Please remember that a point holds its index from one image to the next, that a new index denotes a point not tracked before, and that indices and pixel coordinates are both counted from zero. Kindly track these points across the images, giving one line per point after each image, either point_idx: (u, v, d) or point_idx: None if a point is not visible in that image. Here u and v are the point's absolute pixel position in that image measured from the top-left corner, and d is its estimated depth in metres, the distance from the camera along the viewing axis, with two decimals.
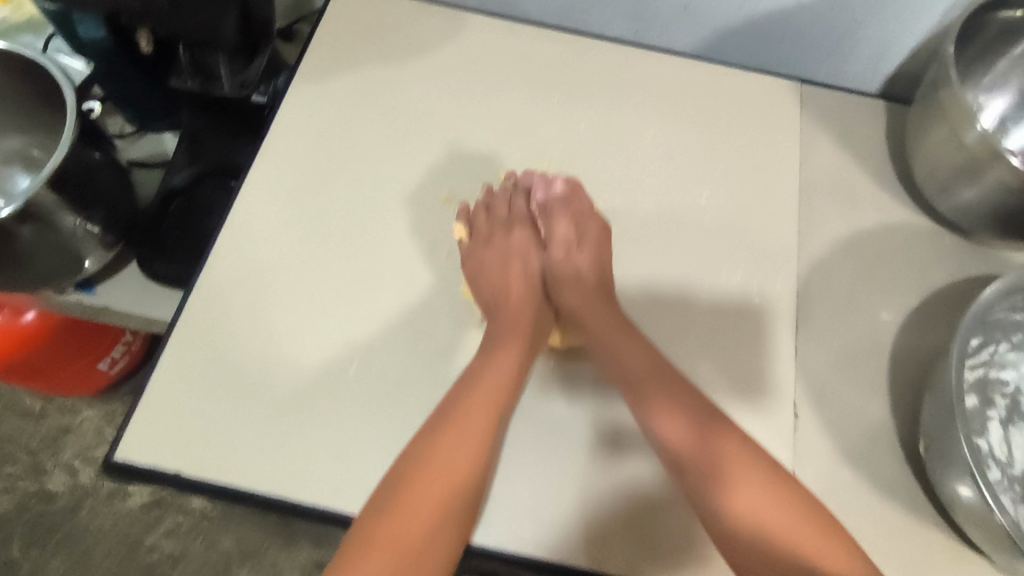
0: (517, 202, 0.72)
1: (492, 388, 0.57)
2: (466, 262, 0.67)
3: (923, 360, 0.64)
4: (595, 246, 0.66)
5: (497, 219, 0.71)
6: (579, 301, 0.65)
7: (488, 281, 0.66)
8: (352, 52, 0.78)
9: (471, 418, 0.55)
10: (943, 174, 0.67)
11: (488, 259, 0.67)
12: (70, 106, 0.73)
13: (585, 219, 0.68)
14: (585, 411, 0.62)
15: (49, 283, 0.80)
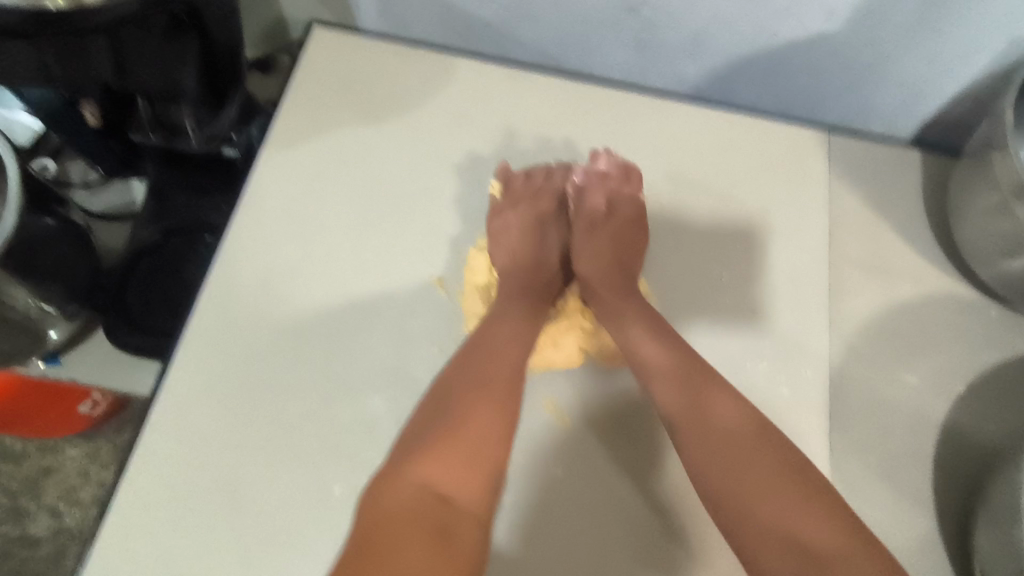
0: (558, 174, 0.68)
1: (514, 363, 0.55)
2: (490, 221, 0.66)
3: (968, 455, 0.58)
4: (622, 233, 0.65)
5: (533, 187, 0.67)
6: (595, 271, 0.63)
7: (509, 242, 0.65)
8: (333, 105, 0.70)
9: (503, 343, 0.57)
10: (990, 243, 0.60)
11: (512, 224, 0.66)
12: (13, 173, 0.66)
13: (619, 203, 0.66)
14: (597, 511, 0.57)
15: (13, 359, 0.73)
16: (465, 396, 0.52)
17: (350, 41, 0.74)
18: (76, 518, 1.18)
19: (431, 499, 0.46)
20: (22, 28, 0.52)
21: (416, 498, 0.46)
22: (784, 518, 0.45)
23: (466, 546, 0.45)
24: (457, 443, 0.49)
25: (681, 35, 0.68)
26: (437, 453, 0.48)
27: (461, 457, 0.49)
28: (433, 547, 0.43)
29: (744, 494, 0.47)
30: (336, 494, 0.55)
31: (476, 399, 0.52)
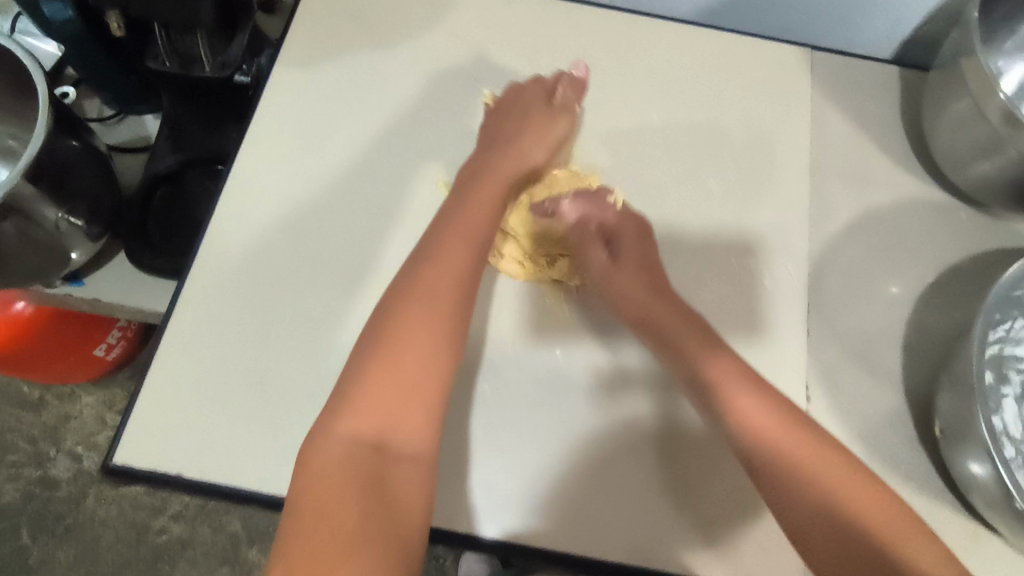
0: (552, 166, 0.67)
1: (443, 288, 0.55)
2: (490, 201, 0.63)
3: (936, 340, 0.63)
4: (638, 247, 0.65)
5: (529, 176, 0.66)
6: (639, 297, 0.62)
7: (487, 142, 0.67)
8: (339, 30, 0.74)
9: (445, 269, 0.56)
10: (962, 145, 0.64)
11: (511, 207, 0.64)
12: (43, 94, 0.70)
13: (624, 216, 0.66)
14: (609, 445, 0.58)
15: (40, 278, 0.77)
16: (398, 332, 0.53)
17: None
18: (95, 461, 1.24)
19: (366, 449, 0.48)
20: None
21: (349, 453, 0.48)
22: (827, 492, 0.50)
23: (400, 496, 0.48)
24: (393, 392, 0.50)
25: None
26: (371, 398, 0.50)
27: (392, 408, 0.50)
28: (359, 500, 0.46)
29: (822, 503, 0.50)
30: None
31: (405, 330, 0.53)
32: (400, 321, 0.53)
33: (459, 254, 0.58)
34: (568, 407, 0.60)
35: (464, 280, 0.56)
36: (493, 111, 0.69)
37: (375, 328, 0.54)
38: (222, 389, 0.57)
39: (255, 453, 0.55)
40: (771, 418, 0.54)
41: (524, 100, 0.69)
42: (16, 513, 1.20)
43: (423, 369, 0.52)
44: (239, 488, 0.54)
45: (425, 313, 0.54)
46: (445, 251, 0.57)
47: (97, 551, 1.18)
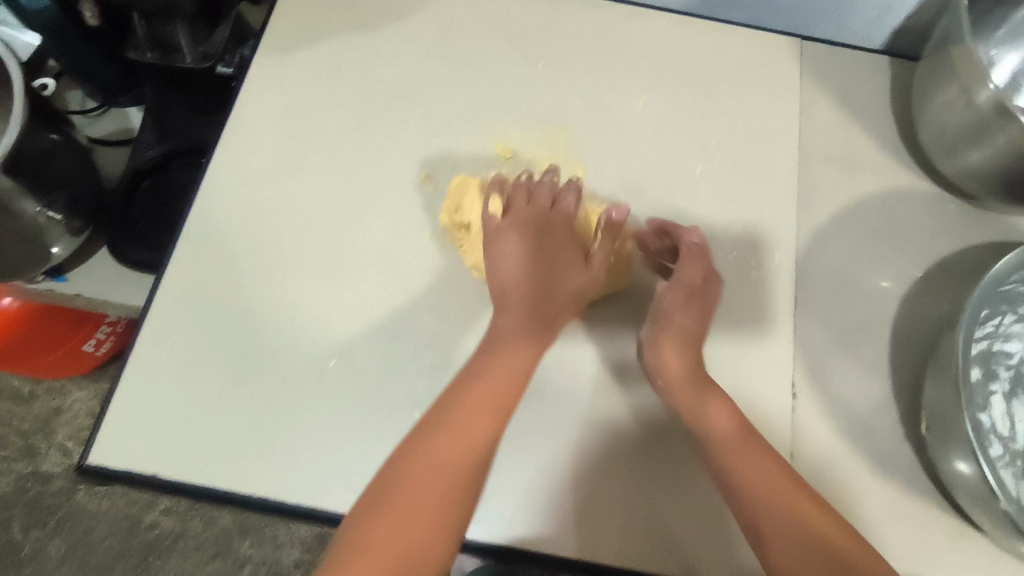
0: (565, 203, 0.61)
1: (488, 391, 0.51)
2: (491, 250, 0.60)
3: (925, 336, 0.62)
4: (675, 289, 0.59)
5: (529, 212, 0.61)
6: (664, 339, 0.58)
7: (507, 247, 0.59)
8: (321, 19, 0.73)
9: (473, 419, 0.50)
10: (952, 136, 0.63)
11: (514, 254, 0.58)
12: (18, 85, 0.68)
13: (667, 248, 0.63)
14: (599, 437, 0.59)
15: (20, 273, 0.76)
16: (417, 450, 0.48)
17: None
18: None
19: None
20: None
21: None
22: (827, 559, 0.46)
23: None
24: (399, 534, 0.44)
25: None
26: (378, 544, 0.44)
27: (401, 545, 0.44)
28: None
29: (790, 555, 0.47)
30: (332, 364, 0.58)
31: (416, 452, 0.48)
32: (416, 441, 0.49)
33: (494, 381, 0.52)
34: (574, 410, 0.59)
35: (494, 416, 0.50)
36: (506, 229, 0.60)
37: (392, 473, 0.48)
38: (199, 387, 0.56)
39: (234, 449, 0.54)
40: (768, 476, 0.51)
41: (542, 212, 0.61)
42: (7, 507, 1.19)
43: (440, 487, 0.46)
44: (218, 485, 0.53)
45: (444, 464, 0.47)
46: (473, 406, 0.50)
47: (88, 545, 1.18)
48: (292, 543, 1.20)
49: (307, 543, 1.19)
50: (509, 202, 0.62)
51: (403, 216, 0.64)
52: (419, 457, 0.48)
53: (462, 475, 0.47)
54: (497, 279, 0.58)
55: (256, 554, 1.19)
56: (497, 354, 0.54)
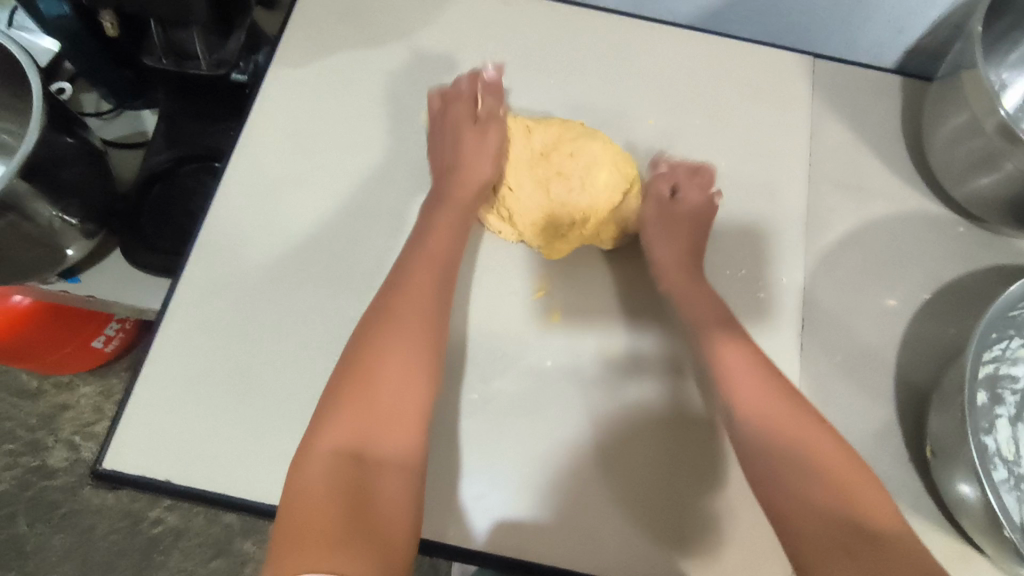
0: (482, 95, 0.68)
1: (422, 290, 0.57)
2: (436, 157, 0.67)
3: (930, 358, 0.62)
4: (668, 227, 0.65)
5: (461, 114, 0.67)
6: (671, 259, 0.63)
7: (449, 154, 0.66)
8: (335, 30, 0.73)
9: (407, 318, 0.54)
10: (962, 160, 0.63)
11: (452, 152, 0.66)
12: (37, 91, 0.68)
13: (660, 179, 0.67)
14: (594, 443, 0.59)
15: (32, 275, 0.77)
16: (376, 348, 0.52)
17: None
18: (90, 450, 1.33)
19: (344, 461, 0.46)
20: None
21: (329, 464, 0.46)
22: (829, 476, 0.47)
23: (388, 508, 0.46)
24: (371, 399, 0.50)
25: None
26: (342, 423, 0.48)
27: (365, 420, 0.49)
28: (351, 519, 0.43)
29: (780, 464, 0.48)
30: None
31: (383, 346, 0.52)
32: (374, 341, 0.53)
33: (423, 287, 0.57)
34: (579, 393, 0.61)
35: (432, 300, 0.57)
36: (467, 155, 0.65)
37: (346, 366, 0.52)
38: (211, 394, 0.57)
39: (243, 459, 0.55)
40: (769, 405, 0.52)
41: (479, 137, 0.66)
42: (11, 503, 1.28)
43: (410, 367, 0.52)
44: (227, 493, 0.54)
45: (399, 343, 0.53)
46: (398, 309, 0.55)
47: (91, 539, 1.27)
48: None
49: None
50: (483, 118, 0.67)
51: (402, 243, 0.64)
52: (380, 338, 0.53)
53: (424, 347, 0.54)
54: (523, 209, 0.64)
55: (258, 552, 1.28)
56: (427, 254, 0.60)
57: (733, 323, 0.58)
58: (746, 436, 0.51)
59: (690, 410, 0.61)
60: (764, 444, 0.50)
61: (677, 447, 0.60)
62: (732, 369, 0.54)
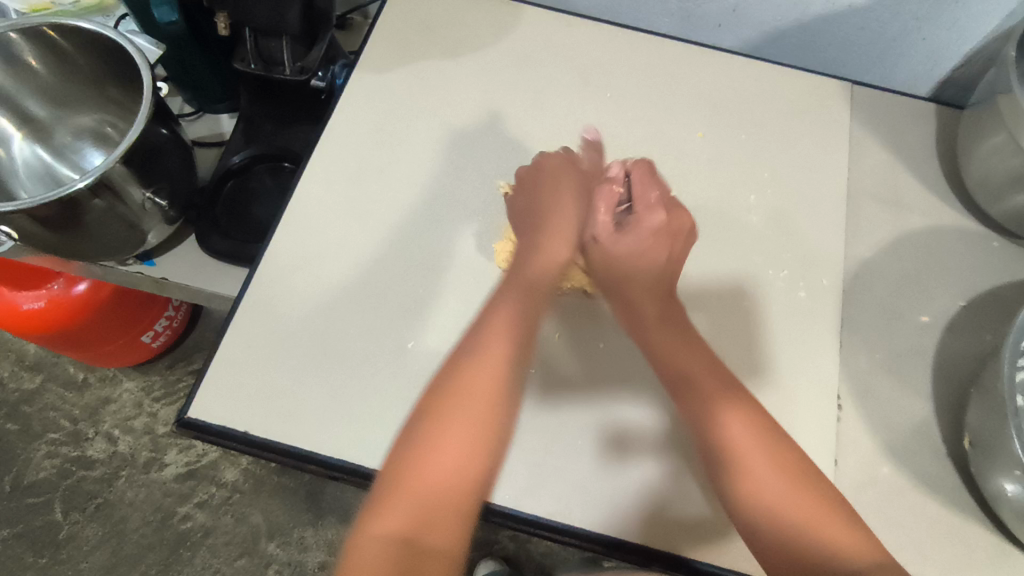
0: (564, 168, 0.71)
1: (496, 358, 0.57)
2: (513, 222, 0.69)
3: (969, 362, 0.65)
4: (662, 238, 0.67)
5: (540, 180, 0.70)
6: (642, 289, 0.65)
7: (524, 224, 0.68)
8: (411, 43, 0.81)
9: (475, 396, 0.54)
10: (997, 176, 0.67)
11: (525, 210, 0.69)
12: (146, 84, 0.75)
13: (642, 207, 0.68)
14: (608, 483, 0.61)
15: (115, 253, 0.83)
16: (447, 416, 0.53)
17: None
18: (128, 444, 1.44)
19: (398, 550, 0.47)
20: None
21: (384, 549, 0.47)
22: (836, 545, 0.49)
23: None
24: (430, 481, 0.50)
25: (722, 3, 0.81)
26: (400, 506, 0.49)
27: (419, 509, 0.49)
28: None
29: (804, 548, 0.49)
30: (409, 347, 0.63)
31: (449, 420, 0.53)
32: (444, 413, 0.54)
33: (493, 358, 0.57)
34: (587, 472, 0.61)
35: (495, 379, 0.56)
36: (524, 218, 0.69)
37: (415, 434, 0.53)
38: (289, 358, 0.62)
39: (316, 417, 0.60)
40: (775, 481, 0.52)
41: (548, 212, 0.69)
42: (52, 490, 1.40)
43: (468, 440, 0.53)
44: (300, 447, 0.58)
45: (461, 422, 0.53)
46: (463, 386, 0.55)
47: (123, 530, 1.36)
48: (318, 544, 1.37)
49: (333, 544, 1.36)
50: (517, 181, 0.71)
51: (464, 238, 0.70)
52: (455, 402, 0.54)
53: (483, 427, 0.53)
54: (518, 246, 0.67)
55: (282, 555, 1.35)
56: (489, 322, 0.60)
57: (735, 386, 0.58)
58: (755, 517, 0.52)
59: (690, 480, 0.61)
60: (778, 523, 0.50)
61: (681, 502, 0.60)
62: (738, 445, 0.54)
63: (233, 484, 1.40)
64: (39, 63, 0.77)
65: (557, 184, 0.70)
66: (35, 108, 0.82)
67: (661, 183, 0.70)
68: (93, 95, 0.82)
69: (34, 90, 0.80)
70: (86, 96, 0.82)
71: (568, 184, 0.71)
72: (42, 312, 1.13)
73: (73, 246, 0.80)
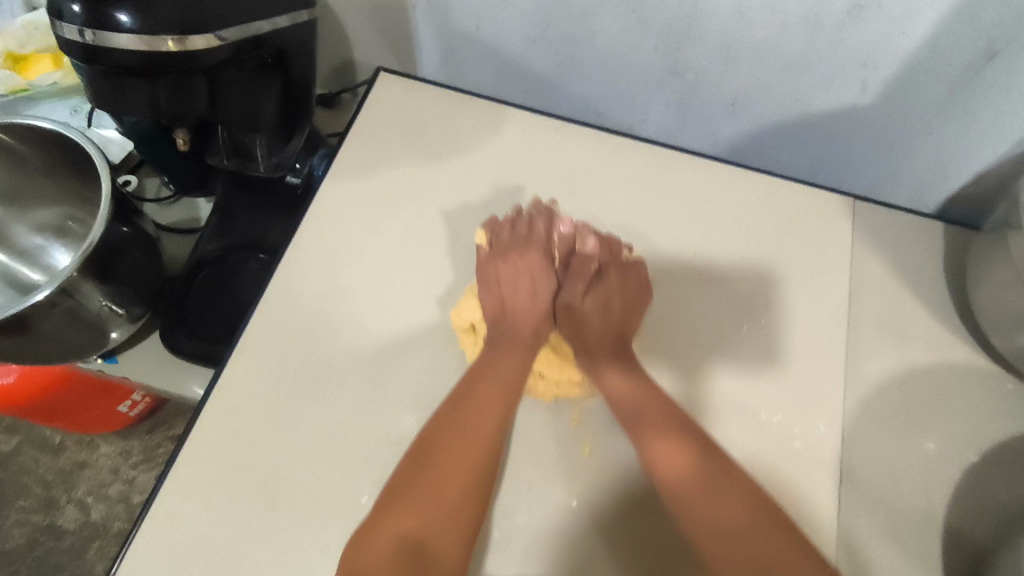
0: (540, 223, 0.74)
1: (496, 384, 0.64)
2: (485, 270, 0.71)
3: (981, 529, 0.59)
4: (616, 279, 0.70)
5: (519, 236, 0.73)
6: (599, 330, 0.69)
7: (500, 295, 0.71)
8: (389, 147, 0.78)
9: (471, 421, 0.61)
10: (1009, 317, 0.62)
11: (502, 274, 0.72)
12: (108, 185, 0.72)
13: (605, 265, 0.71)
14: None
15: (77, 354, 0.79)
16: (444, 443, 0.60)
17: (411, 89, 0.82)
18: (100, 514, 1.38)
19: (398, 559, 0.52)
20: (132, 64, 0.57)
21: (389, 558, 0.52)
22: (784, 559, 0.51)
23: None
24: (427, 501, 0.56)
25: (721, 96, 0.78)
26: (409, 513, 0.55)
27: (421, 522, 0.55)
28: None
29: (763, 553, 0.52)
30: (364, 500, 0.61)
31: (448, 446, 0.59)
32: (443, 435, 0.60)
33: (495, 400, 0.63)
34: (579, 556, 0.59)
35: (498, 417, 0.62)
36: (504, 288, 0.72)
37: (415, 458, 0.59)
38: (239, 512, 0.60)
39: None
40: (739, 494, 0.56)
41: (525, 263, 0.73)
42: (18, 560, 1.34)
43: (462, 467, 0.58)
44: None
45: (461, 454, 0.59)
46: (470, 422, 0.61)
47: None
48: None
49: None
50: (494, 239, 0.73)
51: (431, 371, 0.67)
52: (453, 427, 0.61)
53: (478, 453, 0.59)
54: (487, 306, 0.70)
55: None
56: (493, 367, 0.65)
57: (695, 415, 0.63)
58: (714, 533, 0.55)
59: None
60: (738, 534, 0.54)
61: None
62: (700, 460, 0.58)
63: None
64: None
65: (526, 249, 0.73)
66: None
67: (619, 246, 0.72)
68: (51, 192, 0.79)
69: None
70: (44, 193, 0.79)
71: (539, 243, 0.74)
72: (14, 386, 1.10)
73: (30, 353, 0.76)
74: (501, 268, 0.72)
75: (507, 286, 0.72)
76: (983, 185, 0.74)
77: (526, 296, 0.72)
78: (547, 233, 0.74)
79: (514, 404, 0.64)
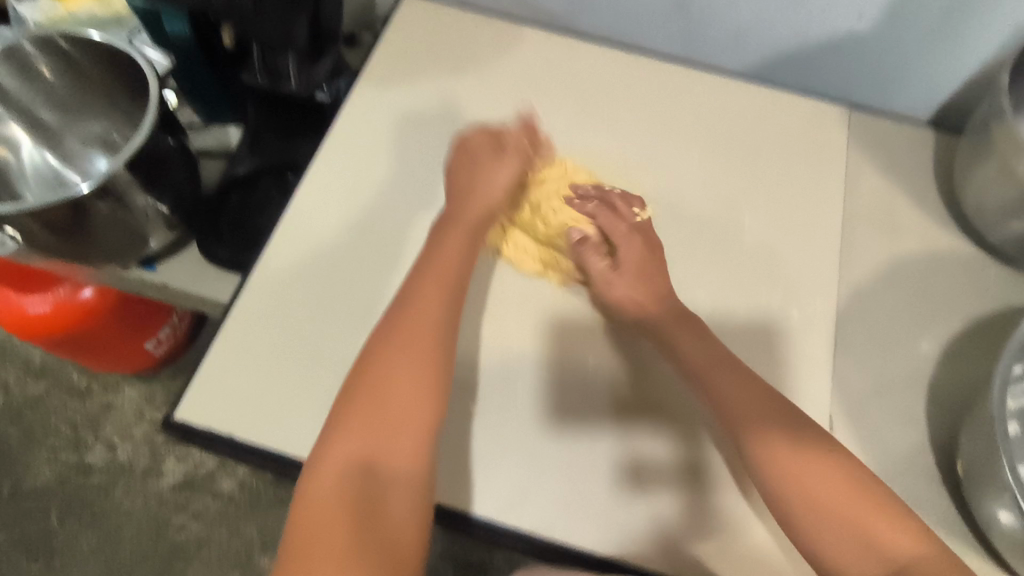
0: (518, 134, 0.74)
1: (438, 284, 0.62)
2: (455, 175, 0.72)
3: (964, 393, 0.65)
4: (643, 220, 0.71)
5: (493, 142, 0.74)
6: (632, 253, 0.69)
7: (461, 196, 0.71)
8: (413, 64, 0.83)
9: (411, 331, 0.58)
10: (991, 203, 0.67)
11: (461, 177, 0.72)
12: (154, 94, 0.77)
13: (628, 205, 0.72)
14: (608, 446, 0.63)
15: (116, 256, 0.85)
16: (386, 352, 0.57)
17: (433, 12, 0.87)
18: (126, 453, 1.44)
19: (348, 485, 0.51)
20: None
21: (336, 488, 0.51)
22: (866, 531, 0.50)
23: (397, 521, 0.51)
24: (372, 418, 0.54)
25: (726, 26, 0.82)
26: (355, 427, 0.54)
27: (370, 441, 0.53)
28: (355, 530, 0.49)
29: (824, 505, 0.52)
30: None
31: (391, 355, 0.57)
32: (385, 350, 0.57)
33: (433, 300, 0.61)
34: (597, 429, 0.63)
35: (433, 322, 0.59)
36: (472, 183, 0.71)
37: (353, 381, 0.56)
38: (279, 373, 0.64)
39: (307, 427, 0.62)
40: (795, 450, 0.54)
41: (496, 161, 0.72)
42: (49, 495, 1.40)
43: (410, 378, 0.56)
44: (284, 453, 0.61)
45: (407, 362, 0.57)
46: (407, 330, 0.58)
47: (116, 539, 1.36)
48: None
49: None
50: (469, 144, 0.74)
51: None
52: (397, 338, 0.58)
53: (429, 360, 0.57)
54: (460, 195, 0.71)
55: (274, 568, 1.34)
56: (433, 262, 0.64)
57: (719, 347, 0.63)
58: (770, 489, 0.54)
59: (704, 460, 0.62)
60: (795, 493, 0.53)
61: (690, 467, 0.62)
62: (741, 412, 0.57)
63: (231, 493, 1.40)
64: (51, 71, 0.80)
65: (485, 148, 0.73)
66: (44, 113, 0.84)
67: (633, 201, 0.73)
68: (99, 102, 0.85)
69: (43, 96, 0.83)
70: (93, 104, 0.85)
71: (511, 148, 0.74)
72: (50, 315, 1.15)
73: (78, 250, 0.81)
74: (461, 175, 0.72)
75: (471, 179, 0.71)
76: (971, 94, 0.79)
77: (497, 188, 0.71)
78: (525, 141, 0.74)
79: (455, 301, 0.62)
